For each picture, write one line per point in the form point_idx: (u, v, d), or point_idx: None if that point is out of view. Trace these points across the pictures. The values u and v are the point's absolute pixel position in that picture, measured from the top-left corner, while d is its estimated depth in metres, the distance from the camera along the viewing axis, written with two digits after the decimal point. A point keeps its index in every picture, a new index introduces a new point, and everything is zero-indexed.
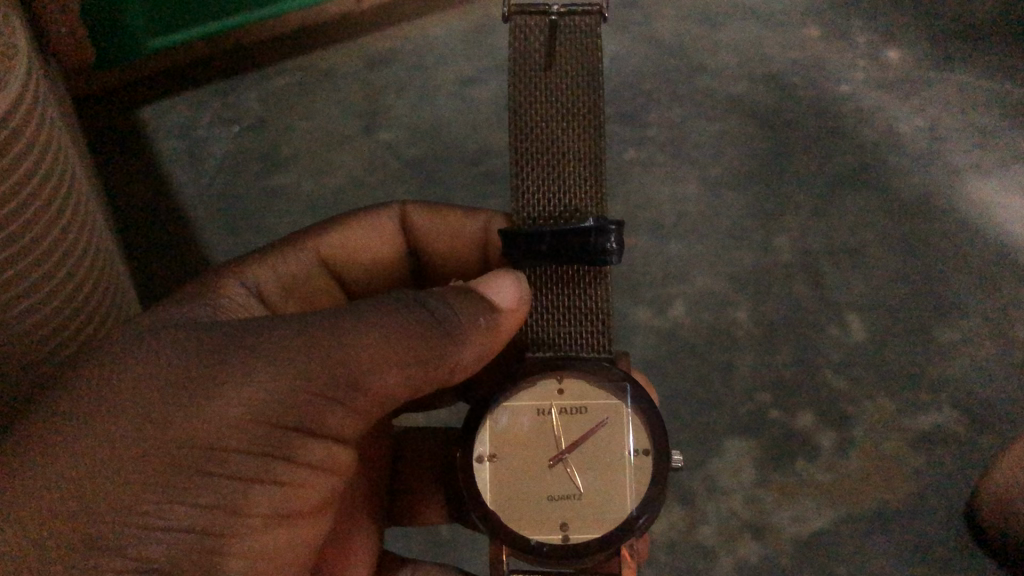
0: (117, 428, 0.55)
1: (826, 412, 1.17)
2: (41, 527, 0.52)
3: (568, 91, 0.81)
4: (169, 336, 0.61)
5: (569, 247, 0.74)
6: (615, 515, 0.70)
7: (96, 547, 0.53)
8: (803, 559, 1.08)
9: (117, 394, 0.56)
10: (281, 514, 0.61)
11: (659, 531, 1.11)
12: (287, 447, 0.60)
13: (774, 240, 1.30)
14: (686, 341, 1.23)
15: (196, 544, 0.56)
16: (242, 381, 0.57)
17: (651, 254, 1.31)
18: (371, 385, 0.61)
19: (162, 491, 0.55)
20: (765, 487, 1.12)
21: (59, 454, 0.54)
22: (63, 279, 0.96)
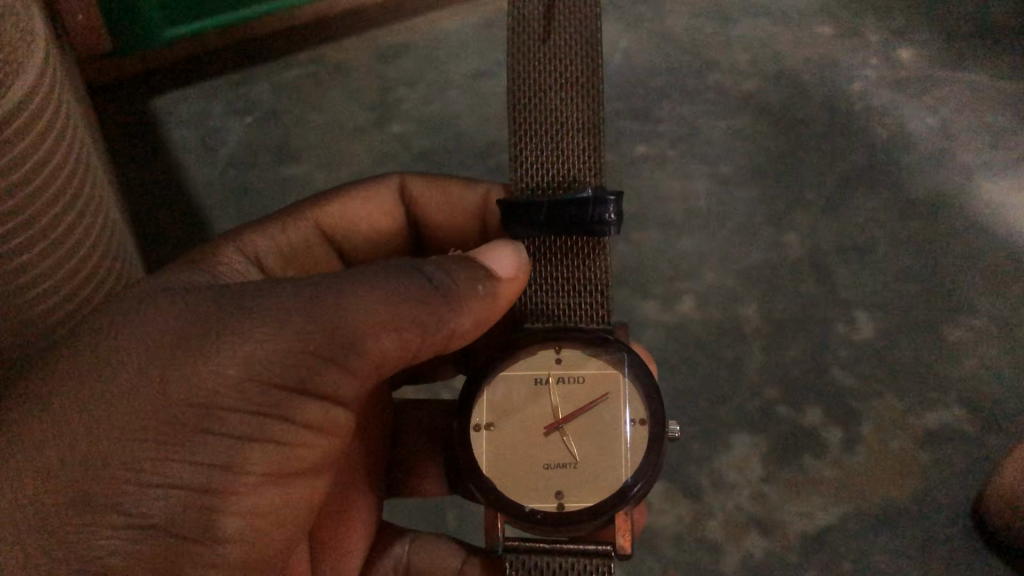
0: (115, 389, 0.58)
1: (834, 409, 1.17)
2: (43, 477, 0.56)
3: (568, 60, 0.82)
4: (171, 299, 0.63)
5: (568, 217, 0.76)
6: (609, 484, 0.73)
7: (93, 499, 0.56)
8: (809, 556, 1.08)
9: (118, 355, 0.59)
10: (281, 474, 0.63)
11: (666, 525, 1.11)
12: (284, 408, 0.61)
13: (784, 237, 1.30)
14: (694, 336, 1.23)
15: (193, 501, 0.59)
16: (238, 342, 0.59)
17: (661, 249, 1.31)
18: (366, 349, 0.63)
19: (157, 449, 0.57)
20: (772, 483, 1.12)
21: (62, 412, 0.57)
22: (64, 257, 0.97)
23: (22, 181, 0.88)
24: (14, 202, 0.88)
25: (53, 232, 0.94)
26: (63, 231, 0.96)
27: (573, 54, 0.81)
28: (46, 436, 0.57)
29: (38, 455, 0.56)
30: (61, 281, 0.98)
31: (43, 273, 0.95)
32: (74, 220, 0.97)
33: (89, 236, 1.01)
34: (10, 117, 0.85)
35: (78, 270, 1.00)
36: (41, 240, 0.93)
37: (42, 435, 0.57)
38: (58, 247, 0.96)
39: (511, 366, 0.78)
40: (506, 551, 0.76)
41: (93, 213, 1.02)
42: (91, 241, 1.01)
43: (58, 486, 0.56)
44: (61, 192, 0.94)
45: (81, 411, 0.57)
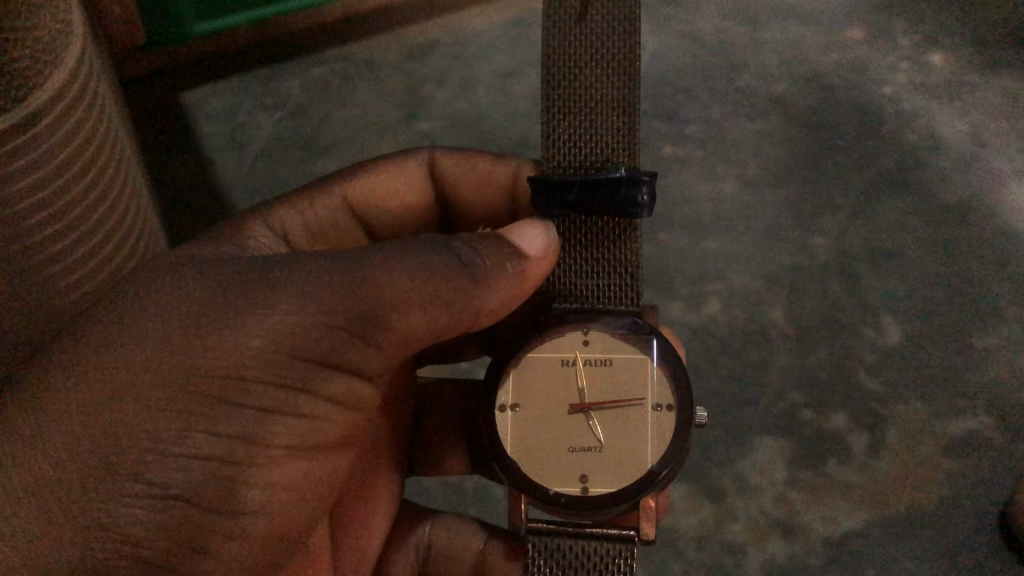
0: (139, 358, 0.58)
1: (860, 414, 1.16)
2: (65, 445, 0.56)
3: (605, 38, 0.81)
4: (197, 268, 0.63)
5: (601, 196, 0.76)
6: (632, 468, 0.73)
7: (114, 467, 0.56)
8: (832, 560, 1.07)
9: (143, 323, 0.59)
10: (301, 446, 0.64)
11: (688, 526, 1.09)
12: (306, 380, 0.62)
13: (811, 240, 1.29)
14: (720, 337, 1.22)
15: (213, 473, 0.59)
16: (259, 316, 0.59)
17: (688, 250, 1.29)
18: (392, 324, 0.64)
19: (182, 418, 0.58)
20: (796, 486, 1.11)
21: (87, 380, 0.58)
22: (89, 247, 0.98)
23: (47, 175, 0.88)
24: (36, 196, 0.88)
25: (78, 223, 0.95)
26: (89, 220, 0.96)
27: (609, 32, 0.81)
28: (69, 406, 0.57)
29: (59, 424, 0.57)
30: (84, 270, 0.98)
31: (65, 262, 0.95)
32: (100, 211, 0.98)
33: (113, 227, 1.01)
34: (42, 108, 0.85)
35: (102, 259, 1.01)
36: (66, 230, 0.94)
37: (66, 402, 0.57)
38: (82, 236, 0.96)
39: (538, 347, 0.78)
40: (528, 532, 0.76)
41: (119, 205, 1.02)
42: (115, 233, 1.02)
43: (79, 454, 0.56)
44: (88, 184, 0.95)
45: (104, 380, 0.58)
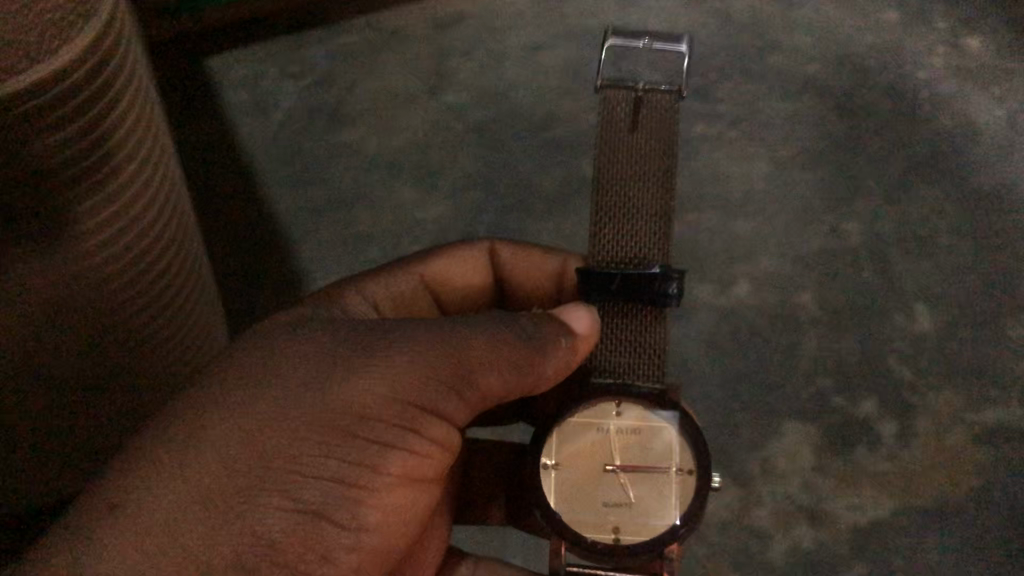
0: (259, 403, 0.58)
1: (890, 402, 1.14)
2: (185, 481, 0.55)
3: (654, 153, 0.73)
4: (303, 330, 0.64)
5: (632, 288, 0.70)
6: (658, 524, 0.67)
7: (240, 494, 0.55)
8: (859, 549, 1.05)
9: (260, 376, 0.60)
10: (415, 481, 0.62)
11: (714, 510, 1.07)
12: (418, 414, 0.61)
13: (844, 224, 1.27)
14: (749, 321, 1.20)
15: (333, 498, 0.57)
16: (348, 360, 0.60)
17: (718, 231, 1.27)
18: (489, 376, 0.64)
19: (305, 449, 0.57)
20: (823, 473, 1.09)
21: (209, 424, 0.58)
22: (172, 341, 0.91)
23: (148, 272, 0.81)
24: (134, 293, 0.81)
25: (167, 319, 0.88)
26: (179, 314, 0.89)
27: (659, 151, 0.73)
28: (180, 454, 0.56)
29: (180, 466, 0.56)
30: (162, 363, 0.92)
31: (144, 355, 0.88)
32: (191, 302, 0.91)
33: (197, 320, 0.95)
34: None
35: (180, 352, 0.94)
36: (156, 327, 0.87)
37: (187, 448, 0.57)
38: (169, 330, 0.89)
39: (579, 411, 0.71)
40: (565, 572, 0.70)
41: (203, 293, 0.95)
42: (197, 325, 0.95)
43: (185, 495, 0.55)
44: None
45: (225, 419, 0.58)
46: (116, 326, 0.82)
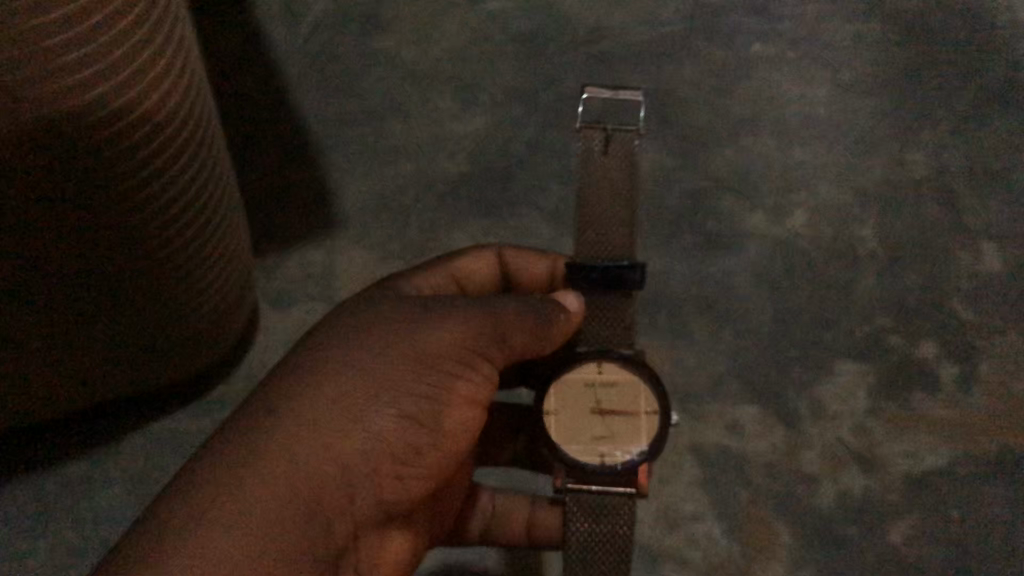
0: (333, 385, 0.67)
1: (951, 344, 1.06)
2: (284, 459, 0.64)
3: (621, 183, 0.89)
4: (343, 329, 0.71)
5: (606, 276, 0.83)
6: (631, 451, 0.78)
7: (346, 440, 0.66)
8: (912, 497, 0.98)
9: (321, 374, 0.68)
10: (473, 417, 0.73)
11: (759, 450, 1.01)
12: (465, 366, 0.72)
13: (910, 154, 1.18)
14: (804, 253, 1.12)
15: (422, 429, 0.69)
16: (402, 322, 0.71)
17: (774, 156, 1.19)
18: (505, 338, 0.74)
19: (388, 401, 0.68)
20: (877, 417, 1.03)
21: (296, 409, 0.66)
22: (188, 252, 0.83)
23: (167, 159, 0.74)
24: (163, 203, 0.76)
25: (184, 224, 0.81)
26: (196, 220, 0.83)
27: (625, 176, 0.90)
28: (281, 436, 0.64)
29: (282, 440, 0.64)
30: (176, 275, 0.84)
31: (157, 261, 0.81)
32: (209, 213, 0.85)
33: (216, 236, 0.88)
34: None
35: (197, 269, 0.86)
36: (172, 230, 0.79)
37: (277, 434, 0.65)
38: (186, 237, 0.82)
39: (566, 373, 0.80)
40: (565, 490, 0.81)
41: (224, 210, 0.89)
42: (217, 242, 0.88)
43: (313, 440, 0.65)
44: None
45: (309, 401, 0.66)
46: (131, 220, 0.75)
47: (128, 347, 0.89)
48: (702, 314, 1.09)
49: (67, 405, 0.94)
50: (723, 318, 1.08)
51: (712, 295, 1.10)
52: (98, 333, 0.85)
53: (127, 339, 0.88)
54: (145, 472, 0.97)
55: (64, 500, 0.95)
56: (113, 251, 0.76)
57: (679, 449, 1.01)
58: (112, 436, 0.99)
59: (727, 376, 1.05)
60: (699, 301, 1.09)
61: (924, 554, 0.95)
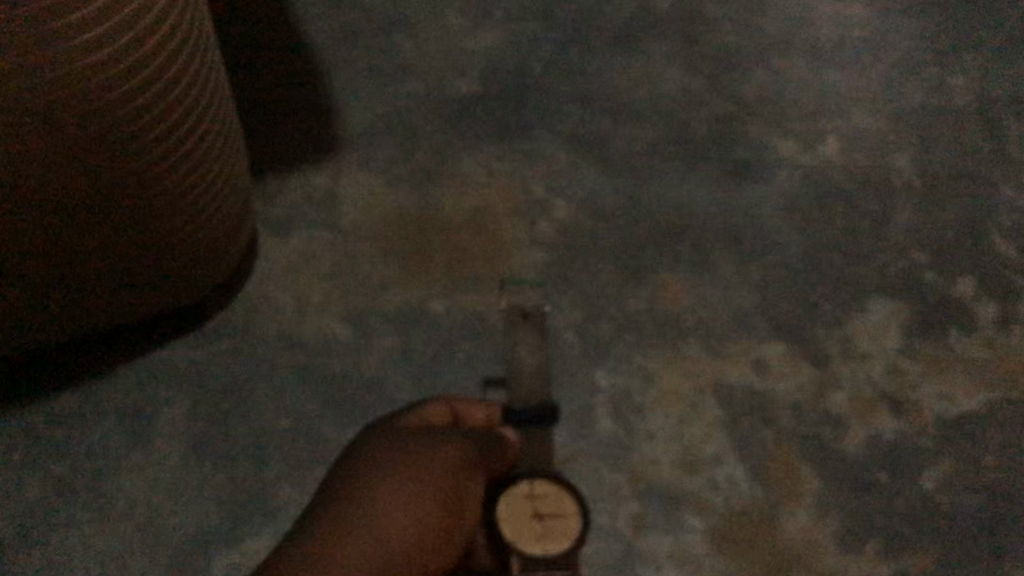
0: (374, 492, 0.64)
1: (990, 283, 1.01)
2: (342, 538, 0.59)
3: None
4: (381, 438, 0.70)
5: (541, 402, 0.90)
6: None
7: (427, 532, 0.62)
8: (947, 442, 0.93)
9: (401, 470, 0.65)
10: (488, 504, 0.69)
11: (786, 391, 0.95)
12: (475, 463, 0.68)
13: (950, 81, 1.13)
14: (836, 183, 1.06)
15: (439, 521, 0.63)
16: (410, 451, 0.68)
17: (807, 81, 1.13)
18: (496, 456, 0.70)
19: (421, 490, 0.64)
20: (911, 357, 0.97)
21: (350, 526, 0.61)
22: (181, 174, 0.76)
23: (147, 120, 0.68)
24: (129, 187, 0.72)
25: (177, 144, 0.73)
26: (190, 139, 0.75)
27: None
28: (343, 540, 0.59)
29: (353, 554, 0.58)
30: (167, 199, 0.76)
31: (147, 185, 0.73)
32: (204, 131, 0.77)
33: (212, 157, 0.80)
34: None
35: (191, 192, 0.79)
36: (164, 150, 0.71)
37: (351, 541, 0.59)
38: (179, 158, 0.74)
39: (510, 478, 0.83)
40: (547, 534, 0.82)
41: (221, 130, 0.81)
42: (212, 165, 0.80)
43: (400, 540, 0.61)
44: None
45: (359, 517, 0.61)
46: (107, 148, 0.67)
47: (114, 275, 0.82)
48: (729, 245, 1.02)
49: (51, 336, 0.88)
50: (750, 250, 1.02)
51: (739, 226, 1.03)
52: (80, 260, 0.77)
53: (114, 267, 0.81)
54: (137, 408, 0.91)
55: (48, 437, 0.89)
56: (99, 174, 0.68)
57: (700, 387, 0.95)
58: (100, 372, 0.92)
59: (753, 312, 0.99)
60: (725, 232, 1.03)
61: (957, 502, 0.90)
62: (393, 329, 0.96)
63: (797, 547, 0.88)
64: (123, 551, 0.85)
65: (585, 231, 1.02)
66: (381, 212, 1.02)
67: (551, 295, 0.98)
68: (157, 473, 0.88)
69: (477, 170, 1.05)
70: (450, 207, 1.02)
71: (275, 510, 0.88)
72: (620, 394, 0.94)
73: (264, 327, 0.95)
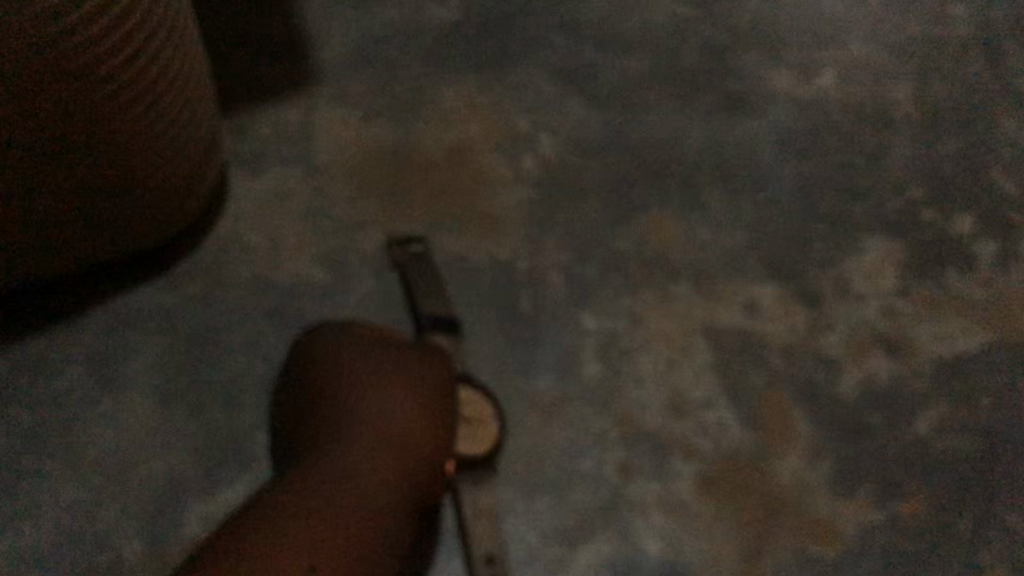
0: (368, 389, 0.74)
1: (990, 220, 0.98)
2: (361, 447, 0.70)
3: None
4: (341, 378, 0.75)
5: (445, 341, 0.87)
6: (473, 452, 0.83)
7: (416, 431, 0.73)
8: (943, 385, 0.91)
9: (361, 425, 0.71)
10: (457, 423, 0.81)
11: (777, 332, 0.92)
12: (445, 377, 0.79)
13: (952, 9, 1.10)
14: (832, 116, 1.02)
15: (422, 418, 0.74)
16: (383, 370, 0.76)
17: (804, 8, 1.08)
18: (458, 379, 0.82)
19: (407, 390, 0.75)
20: (907, 297, 0.94)
21: (359, 447, 0.70)
22: (138, 111, 0.70)
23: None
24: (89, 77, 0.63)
25: (134, 78, 0.67)
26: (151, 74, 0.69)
27: None
28: (360, 459, 0.69)
29: (357, 470, 0.68)
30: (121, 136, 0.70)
31: (99, 120, 0.67)
32: (166, 67, 0.71)
33: (175, 95, 0.74)
34: None
35: (150, 131, 0.73)
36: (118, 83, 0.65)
37: (351, 460, 0.69)
38: (137, 94, 0.68)
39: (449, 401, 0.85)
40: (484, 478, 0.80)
41: (186, 66, 0.75)
42: (174, 103, 0.74)
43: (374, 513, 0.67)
44: None
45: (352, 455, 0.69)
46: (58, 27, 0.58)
47: (74, 189, 0.73)
48: (720, 181, 0.98)
49: (5, 279, 0.83)
50: (743, 186, 0.98)
51: (730, 162, 0.99)
52: (23, 195, 0.72)
53: (71, 187, 0.73)
54: (104, 355, 0.87)
55: (10, 385, 0.85)
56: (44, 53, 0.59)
57: (690, 330, 0.92)
58: (63, 318, 0.88)
59: (745, 252, 0.95)
60: (717, 168, 0.99)
61: (952, 446, 0.88)
62: (371, 269, 0.92)
63: (787, 492, 0.86)
64: (92, 502, 0.82)
65: (572, 168, 0.98)
66: (358, 148, 0.97)
67: (536, 235, 0.95)
68: (125, 423, 0.85)
69: (458, 105, 1.00)
70: (430, 143, 0.98)
71: (250, 459, 0.85)
72: (607, 337, 0.91)
73: (237, 269, 0.91)
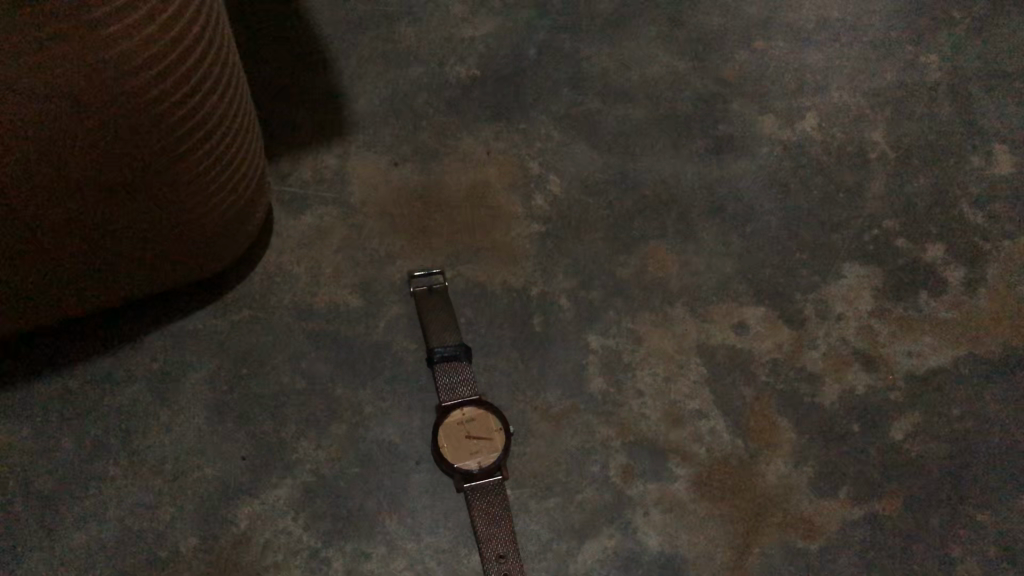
0: None
1: (957, 247, 1.08)
2: None
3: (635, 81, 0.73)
4: None
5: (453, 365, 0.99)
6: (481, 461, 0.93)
7: None
8: (915, 396, 1.00)
9: None
10: None
11: (765, 350, 1.02)
12: None
13: (923, 57, 1.21)
14: (814, 156, 1.13)
15: None
16: None
17: (787, 60, 1.20)
18: None
19: None
20: (883, 318, 1.04)
21: None
22: (182, 144, 0.79)
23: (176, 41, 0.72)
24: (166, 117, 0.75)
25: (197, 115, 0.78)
26: (194, 110, 0.78)
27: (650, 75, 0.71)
28: None
29: None
30: (165, 165, 0.79)
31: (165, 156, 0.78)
32: (211, 113, 0.81)
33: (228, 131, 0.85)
34: None
35: (194, 169, 0.83)
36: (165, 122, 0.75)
37: None
38: (180, 126, 0.77)
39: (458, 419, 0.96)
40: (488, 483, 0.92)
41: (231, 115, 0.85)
42: (218, 146, 0.84)
43: None
44: None
45: None
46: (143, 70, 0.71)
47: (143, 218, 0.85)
48: (712, 215, 1.09)
49: (79, 308, 0.95)
50: (733, 221, 1.09)
51: (721, 198, 1.10)
52: (90, 228, 0.82)
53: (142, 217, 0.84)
54: (163, 374, 0.98)
55: (81, 401, 0.96)
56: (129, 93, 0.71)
57: (685, 349, 1.02)
58: (129, 343, 1.00)
59: (735, 279, 1.06)
60: (709, 204, 1.10)
61: (924, 450, 0.98)
62: (399, 297, 1.04)
63: (776, 492, 0.95)
64: (154, 504, 0.92)
65: (578, 204, 1.09)
66: (386, 189, 1.09)
67: (546, 265, 1.06)
68: (182, 434, 0.96)
69: (475, 150, 1.12)
70: (450, 184, 1.10)
71: (293, 463, 0.95)
72: (609, 355, 1.01)
73: (280, 297, 1.03)
